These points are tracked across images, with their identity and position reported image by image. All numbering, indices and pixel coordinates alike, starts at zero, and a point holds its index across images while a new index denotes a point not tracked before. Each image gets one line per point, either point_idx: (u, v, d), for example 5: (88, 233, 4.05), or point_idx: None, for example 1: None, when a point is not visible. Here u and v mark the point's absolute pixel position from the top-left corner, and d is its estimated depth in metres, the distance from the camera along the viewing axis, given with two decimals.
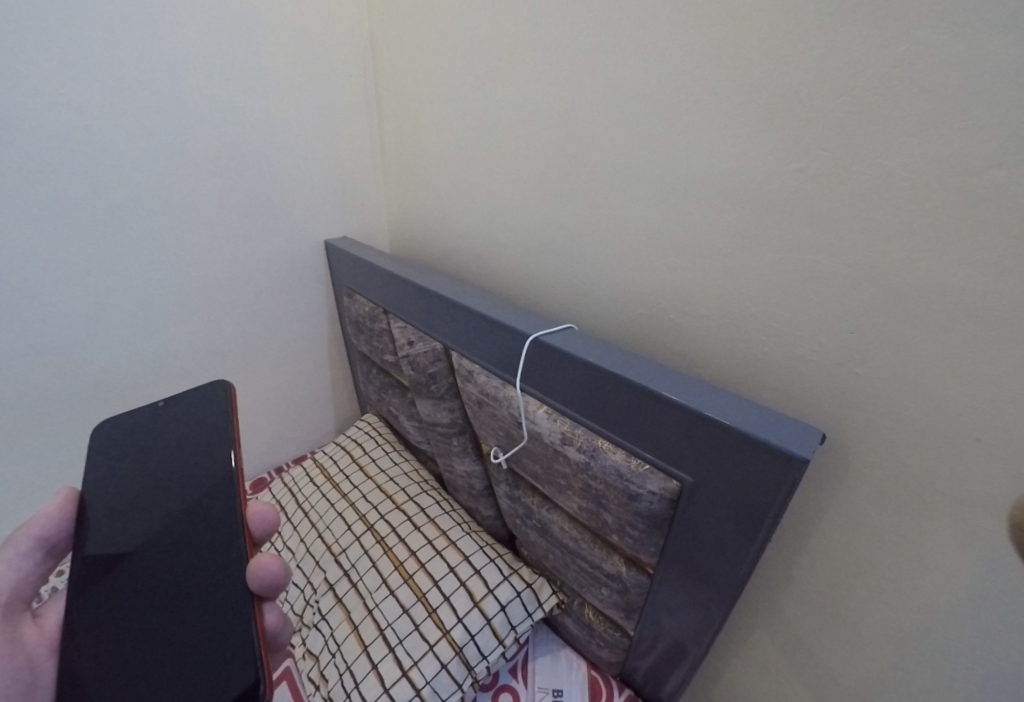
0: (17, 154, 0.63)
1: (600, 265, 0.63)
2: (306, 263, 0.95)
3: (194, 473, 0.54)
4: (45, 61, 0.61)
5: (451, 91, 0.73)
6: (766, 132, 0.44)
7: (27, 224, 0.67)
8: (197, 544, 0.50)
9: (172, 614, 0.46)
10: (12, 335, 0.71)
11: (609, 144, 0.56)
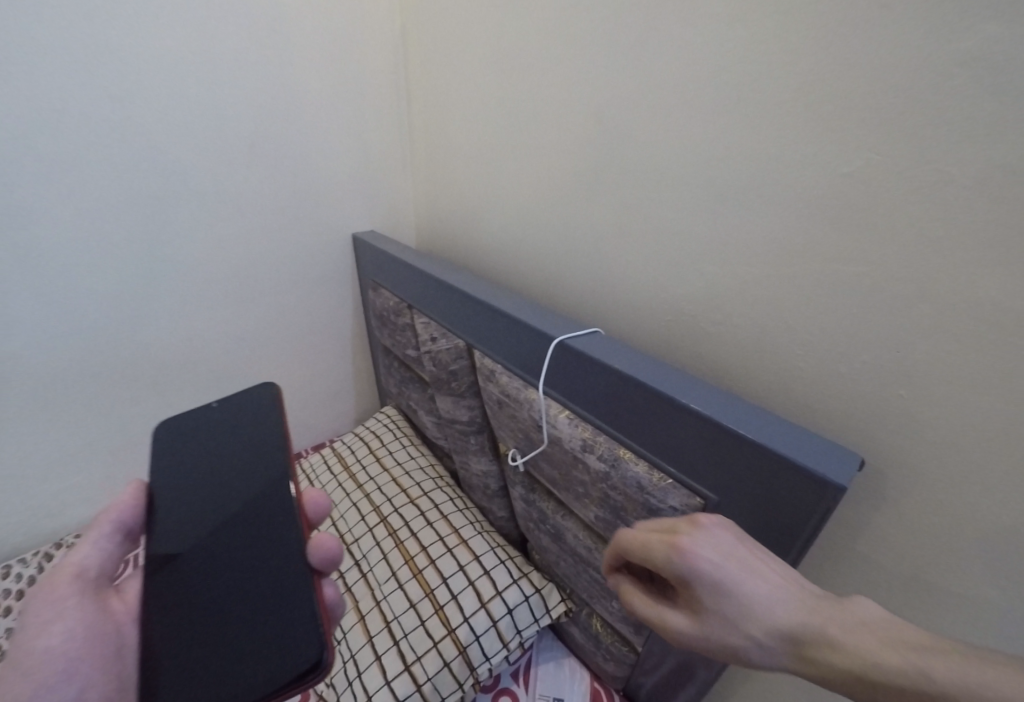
0: (60, 140, 0.66)
1: (629, 269, 0.61)
2: (333, 254, 0.96)
3: (252, 471, 0.53)
4: (89, 50, 0.63)
5: (483, 86, 0.72)
6: (809, 135, 0.42)
7: (67, 206, 0.69)
8: (252, 523, 0.49)
9: (242, 600, 0.45)
10: (50, 313, 0.74)
11: (642, 144, 0.55)
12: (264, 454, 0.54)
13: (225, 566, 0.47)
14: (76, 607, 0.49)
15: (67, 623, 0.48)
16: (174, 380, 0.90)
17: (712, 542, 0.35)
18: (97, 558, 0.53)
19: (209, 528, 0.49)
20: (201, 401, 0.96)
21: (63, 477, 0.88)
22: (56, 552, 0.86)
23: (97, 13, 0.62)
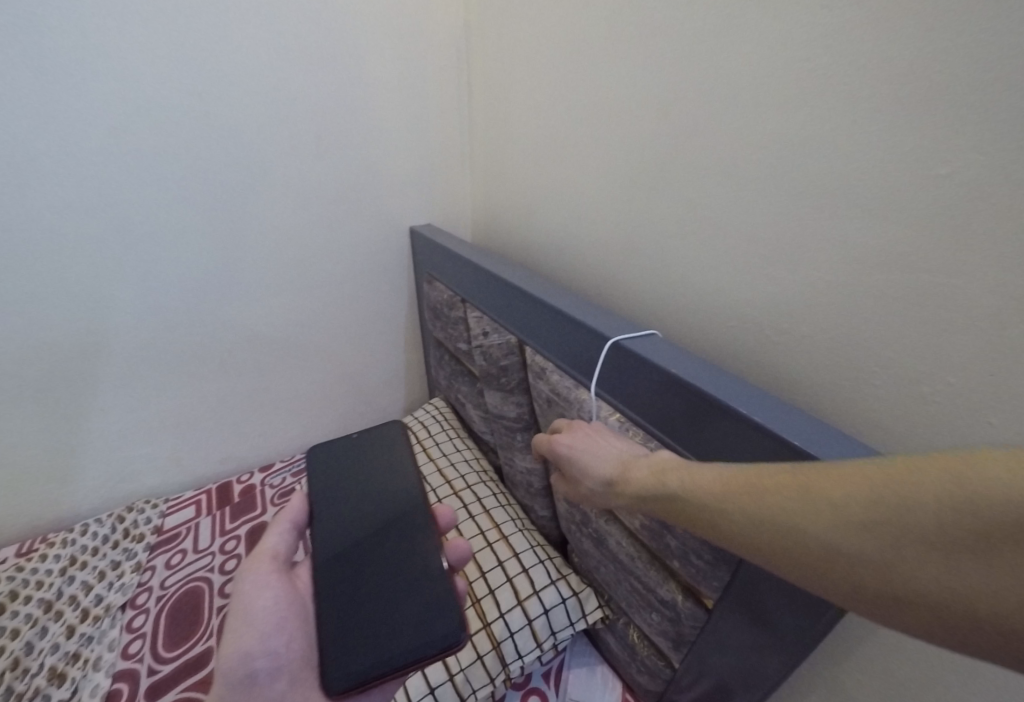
0: (152, 131, 0.72)
1: (690, 271, 0.59)
2: (391, 247, 0.99)
3: (387, 492, 0.63)
4: (180, 49, 0.69)
5: (545, 81, 0.71)
6: (898, 133, 0.39)
7: (154, 192, 0.76)
8: (392, 533, 0.58)
9: (392, 594, 0.52)
10: (135, 291, 0.81)
11: (710, 142, 0.53)
12: (395, 480, 0.64)
13: (374, 566, 0.55)
14: (264, 580, 0.53)
15: (278, 609, 0.51)
16: (240, 361, 0.96)
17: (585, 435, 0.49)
18: (288, 546, 0.58)
19: (358, 537, 0.58)
20: (261, 382, 1.02)
21: (138, 444, 0.95)
22: (129, 514, 0.94)
23: (190, 19, 0.68)
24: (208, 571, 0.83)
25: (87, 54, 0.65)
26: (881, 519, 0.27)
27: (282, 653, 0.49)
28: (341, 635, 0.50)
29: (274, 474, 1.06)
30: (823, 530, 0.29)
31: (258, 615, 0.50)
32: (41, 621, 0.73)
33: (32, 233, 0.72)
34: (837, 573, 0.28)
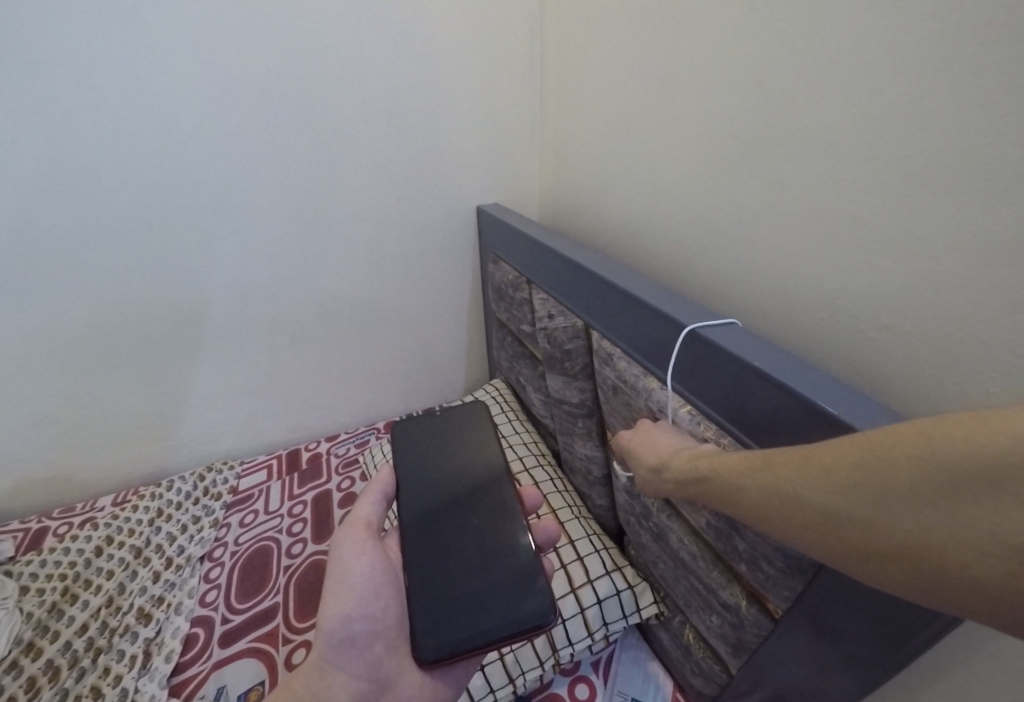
0: (241, 110, 0.76)
1: (777, 257, 0.55)
2: (458, 227, 0.99)
3: (473, 471, 0.62)
4: (269, 29, 0.71)
5: (627, 52, 0.68)
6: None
7: (241, 169, 0.80)
8: (480, 514, 0.58)
9: (480, 575, 0.53)
10: (221, 264, 0.87)
11: (811, 113, 0.48)
12: (482, 459, 0.63)
13: (463, 544, 0.55)
14: (361, 553, 0.55)
15: (373, 580, 0.54)
16: (309, 335, 1.01)
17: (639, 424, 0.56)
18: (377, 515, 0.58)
19: (447, 514, 0.58)
20: (329, 356, 1.06)
21: (218, 408, 1.03)
22: (208, 474, 1.01)
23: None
24: (277, 532, 0.88)
25: (187, 38, 0.69)
26: (854, 478, 0.29)
27: (378, 618, 0.54)
28: (433, 604, 0.51)
29: (338, 445, 1.11)
30: (814, 492, 0.30)
31: (356, 586, 0.54)
32: (132, 565, 0.80)
33: (137, 208, 0.78)
34: (826, 532, 0.30)
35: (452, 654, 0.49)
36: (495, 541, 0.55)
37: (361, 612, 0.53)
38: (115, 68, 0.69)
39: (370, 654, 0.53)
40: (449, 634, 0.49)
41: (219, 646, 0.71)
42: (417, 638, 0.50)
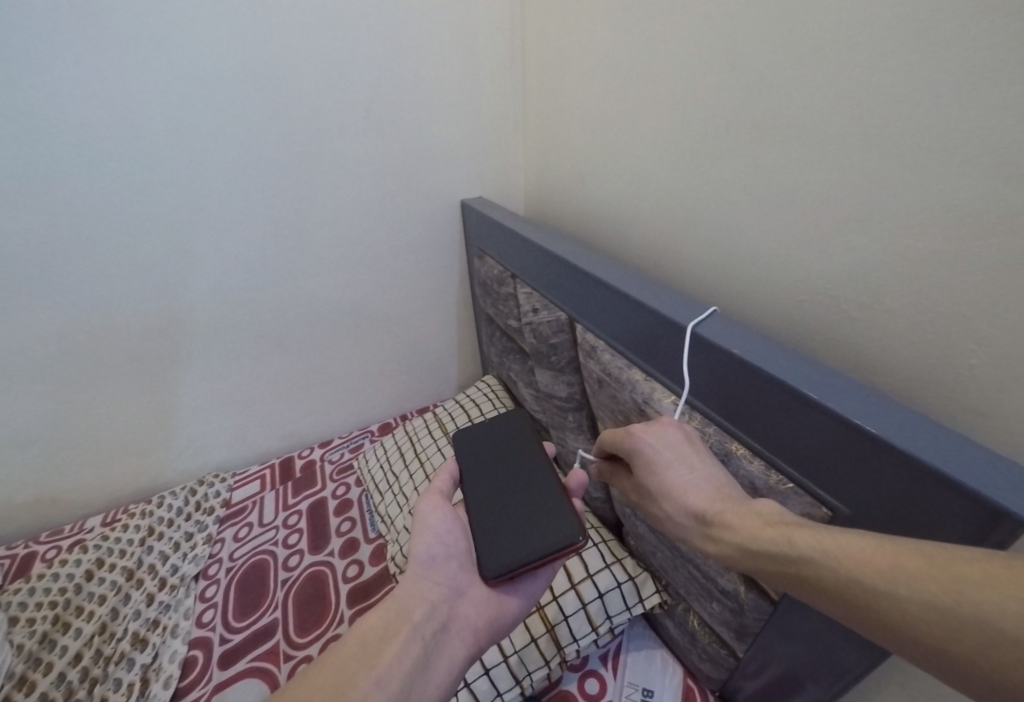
0: (208, 109, 0.74)
1: (758, 240, 0.55)
2: (443, 222, 0.98)
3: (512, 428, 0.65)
4: (232, 22, 0.69)
5: (603, 33, 0.66)
6: (1012, 76, 0.35)
7: (212, 172, 0.78)
8: (519, 460, 0.60)
9: (521, 509, 0.54)
10: (198, 269, 0.85)
11: (790, 95, 0.47)
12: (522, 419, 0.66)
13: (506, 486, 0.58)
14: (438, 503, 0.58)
15: (448, 522, 0.58)
16: (295, 341, 1.00)
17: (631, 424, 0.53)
18: (455, 478, 0.62)
19: (490, 462, 0.61)
20: (317, 359, 1.05)
21: (206, 419, 1.01)
22: (200, 488, 1.00)
23: None
24: (272, 545, 0.88)
25: (151, 40, 0.67)
26: (954, 611, 0.29)
27: (451, 552, 0.56)
28: (487, 533, 0.54)
29: (332, 451, 1.11)
30: (909, 608, 0.30)
31: (433, 525, 0.57)
32: (125, 589, 0.79)
33: (110, 219, 0.76)
34: (901, 644, 0.31)
35: (510, 568, 0.51)
36: (534, 477, 0.57)
37: (438, 543, 0.56)
38: (77, 74, 0.66)
39: (447, 577, 0.55)
40: (507, 552, 0.52)
41: (219, 667, 0.70)
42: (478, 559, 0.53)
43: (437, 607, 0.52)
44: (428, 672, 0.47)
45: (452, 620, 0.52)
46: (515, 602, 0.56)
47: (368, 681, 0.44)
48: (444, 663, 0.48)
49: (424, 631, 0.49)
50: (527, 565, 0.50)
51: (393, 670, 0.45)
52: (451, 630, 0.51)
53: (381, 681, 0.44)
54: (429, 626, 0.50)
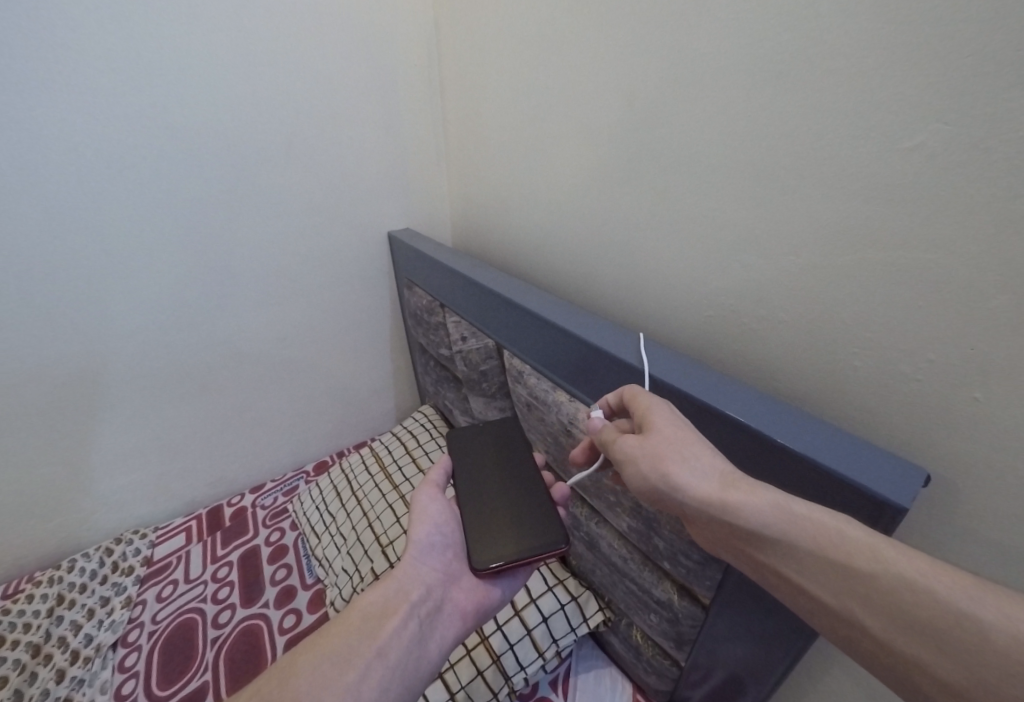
0: (110, 149, 0.70)
1: (660, 263, 0.59)
2: (370, 255, 0.98)
3: (509, 434, 0.65)
4: (135, 63, 0.67)
5: (511, 74, 0.70)
6: (846, 118, 0.40)
7: (117, 212, 0.74)
8: (516, 468, 0.61)
9: (514, 515, 0.56)
10: (106, 314, 0.80)
11: (678, 128, 0.52)
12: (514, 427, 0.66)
13: (499, 491, 0.58)
14: (434, 498, 0.58)
15: (446, 512, 0.58)
16: (221, 380, 0.96)
17: (661, 437, 0.43)
18: (449, 472, 0.62)
19: (486, 467, 0.61)
20: (248, 399, 1.01)
21: (125, 470, 0.95)
22: (117, 546, 0.93)
23: (142, 33, 0.66)
24: (201, 601, 0.83)
25: (34, 75, 0.63)
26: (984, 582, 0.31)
27: (448, 539, 0.56)
28: (481, 527, 0.55)
29: (264, 496, 1.08)
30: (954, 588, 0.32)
31: (431, 514, 0.57)
32: (30, 667, 0.72)
33: None
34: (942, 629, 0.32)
35: (502, 563, 0.52)
36: (526, 484, 0.59)
37: (436, 529, 0.56)
38: None
39: (444, 563, 0.55)
40: (501, 546, 0.53)
41: None
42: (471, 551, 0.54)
43: (434, 591, 0.52)
44: (424, 650, 0.48)
45: (449, 605, 0.52)
46: (509, 588, 0.57)
47: (368, 655, 0.45)
48: (439, 644, 0.49)
49: (421, 610, 0.50)
50: (515, 562, 0.52)
51: (393, 644, 0.46)
52: (447, 614, 0.52)
53: (382, 653, 0.45)
54: (426, 605, 0.50)
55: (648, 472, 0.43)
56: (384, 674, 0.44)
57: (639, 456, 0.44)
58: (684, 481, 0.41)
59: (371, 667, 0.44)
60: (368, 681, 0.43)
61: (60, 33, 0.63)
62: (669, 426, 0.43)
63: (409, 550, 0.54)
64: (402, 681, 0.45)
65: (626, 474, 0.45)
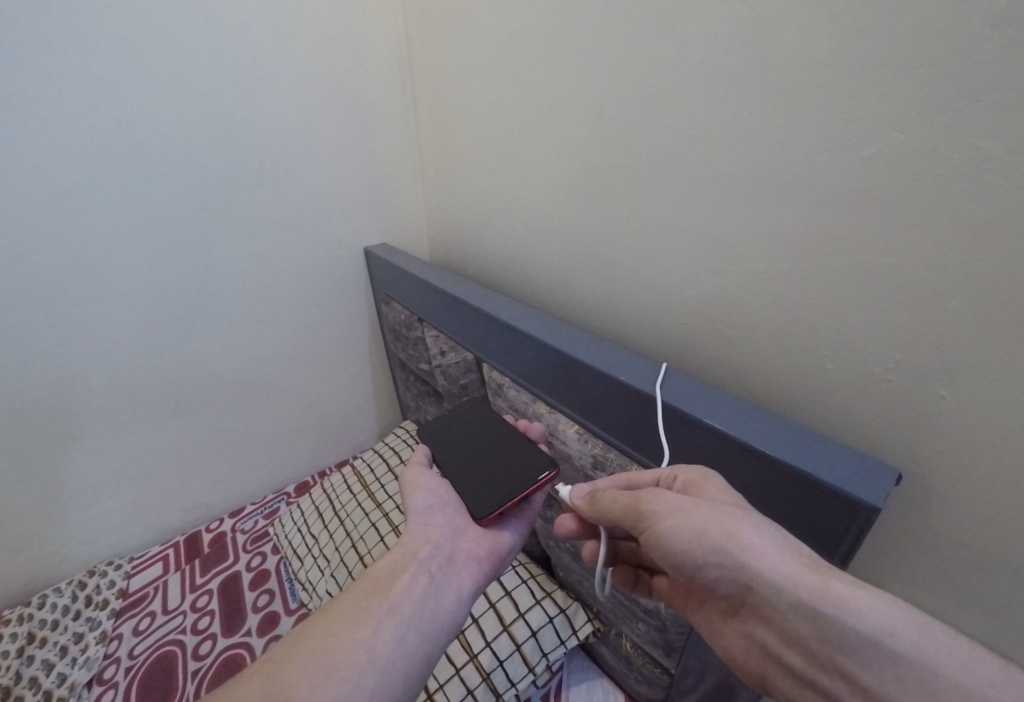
0: (74, 175, 0.69)
1: (633, 274, 0.60)
2: (348, 272, 0.98)
3: (476, 413, 0.66)
4: (97, 89, 0.66)
5: (482, 91, 0.71)
6: (800, 133, 0.42)
7: (83, 238, 0.73)
8: (489, 432, 0.62)
9: (501, 465, 0.57)
10: (74, 342, 0.78)
11: (644, 141, 0.53)
12: (479, 405, 0.67)
13: (481, 454, 0.60)
14: (424, 470, 0.59)
15: (438, 479, 0.58)
16: (197, 403, 0.94)
17: (720, 496, 0.40)
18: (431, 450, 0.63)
19: (462, 444, 0.62)
20: (226, 421, 0.99)
21: (98, 500, 0.92)
22: (90, 579, 0.91)
23: (103, 59, 0.65)
24: (179, 632, 0.81)
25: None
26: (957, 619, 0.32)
27: (448, 498, 0.57)
28: (474, 484, 0.57)
29: (244, 520, 1.06)
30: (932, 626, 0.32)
31: (424, 482, 0.57)
32: None
33: None
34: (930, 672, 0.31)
35: (502, 502, 0.54)
36: (501, 442, 0.60)
37: (433, 493, 0.56)
38: None
39: (447, 520, 0.55)
40: (497, 492, 0.55)
41: None
42: (470, 503, 0.55)
43: (441, 547, 0.52)
44: (439, 602, 0.47)
45: (460, 556, 0.52)
46: (517, 533, 0.58)
47: (380, 612, 0.44)
48: (455, 593, 0.49)
49: (432, 565, 0.50)
50: (512, 501, 0.54)
51: (405, 598, 0.46)
52: (461, 565, 0.51)
53: (395, 608, 0.45)
54: (435, 560, 0.50)
55: (712, 528, 0.38)
56: (401, 627, 0.44)
57: (701, 508, 0.39)
58: (753, 542, 0.37)
59: (383, 623, 0.43)
60: (382, 636, 0.43)
61: (16, 59, 0.61)
62: (730, 492, 0.41)
63: (410, 515, 0.54)
64: (421, 633, 0.45)
65: (674, 526, 0.39)
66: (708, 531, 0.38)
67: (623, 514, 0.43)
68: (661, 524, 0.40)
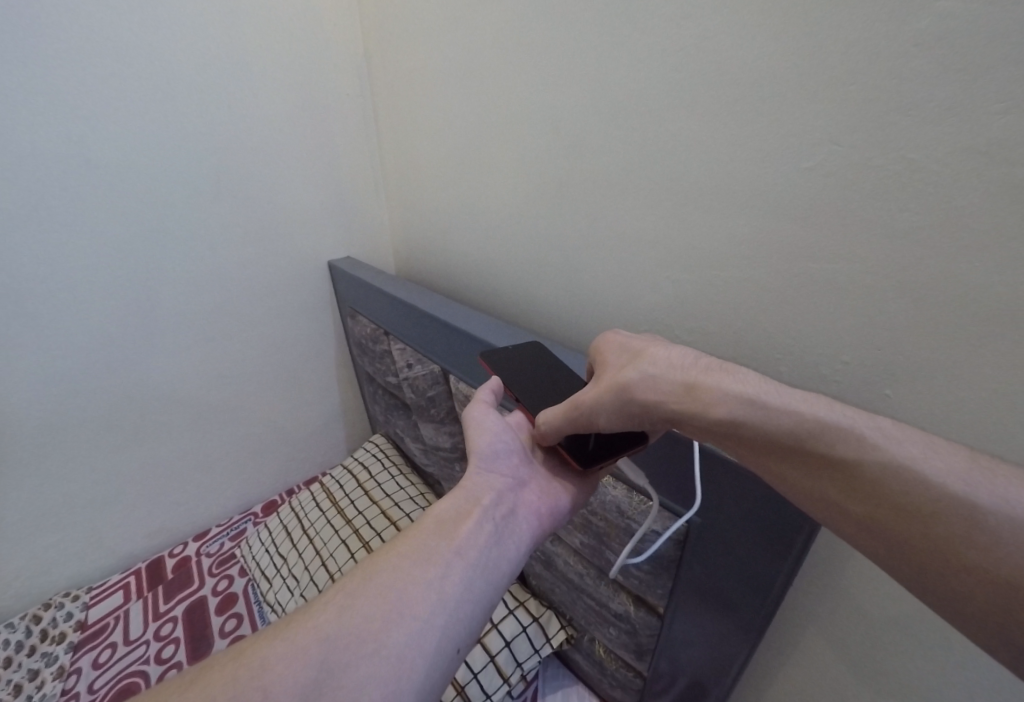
0: (12, 196, 0.66)
1: (591, 284, 0.61)
2: (311, 284, 0.96)
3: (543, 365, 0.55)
4: (34, 106, 0.63)
5: (441, 101, 0.71)
6: (735, 150, 0.44)
7: (25, 259, 0.69)
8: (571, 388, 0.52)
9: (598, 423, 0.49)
10: (22, 368, 0.75)
11: (597, 153, 0.54)
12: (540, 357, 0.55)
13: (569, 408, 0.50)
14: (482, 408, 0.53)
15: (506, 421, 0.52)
16: (158, 424, 0.91)
17: (643, 379, 0.43)
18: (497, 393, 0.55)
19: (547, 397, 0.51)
20: (190, 440, 0.96)
21: (55, 528, 0.88)
22: (46, 612, 0.88)
23: (38, 76, 0.62)
24: (143, 663, 0.78)
25: None
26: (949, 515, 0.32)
27: (513, 445, 0.51)
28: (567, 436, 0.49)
29: (209, 543, 1.03)
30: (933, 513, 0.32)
31: (492, 422, 0.51)
32: None
33: None
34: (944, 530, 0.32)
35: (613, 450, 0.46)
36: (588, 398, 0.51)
37: (501, 435, 0.51)
38: None
39: (511, 468, 0.50)
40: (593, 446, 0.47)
41: None
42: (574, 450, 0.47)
43: (506, 494, 0.48)
44: (503, 550, 0.44)
45: (523, 508, 0.48)
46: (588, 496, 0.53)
47: (448, 553, 0.41)
48: (517, 543, 0.45)
49: (496, 513, 0.45)
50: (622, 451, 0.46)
51: (472, 543, 0.42)
52: (523, 517, 0.47)
53: (462, 551, 0.41)
54: (500, 508, 0.46)
55: (617, 401, 0.43)
56: (468, 571, 0.40)
57: (606, 396, 0.44)
58: (659, 392, 0.42)
59: (451, 565, 0.40)
60: (450, 577, 0.40)
61: None
62: (615, 356, 0.46)
63: (473, 457, 0.49)
64: (487, 579, 0.41)
65: (609, 421, 0.44)
66: (618, 404, 0.43)
67: (569, 434, 0.48)
68: (595, 418, 0.45)
